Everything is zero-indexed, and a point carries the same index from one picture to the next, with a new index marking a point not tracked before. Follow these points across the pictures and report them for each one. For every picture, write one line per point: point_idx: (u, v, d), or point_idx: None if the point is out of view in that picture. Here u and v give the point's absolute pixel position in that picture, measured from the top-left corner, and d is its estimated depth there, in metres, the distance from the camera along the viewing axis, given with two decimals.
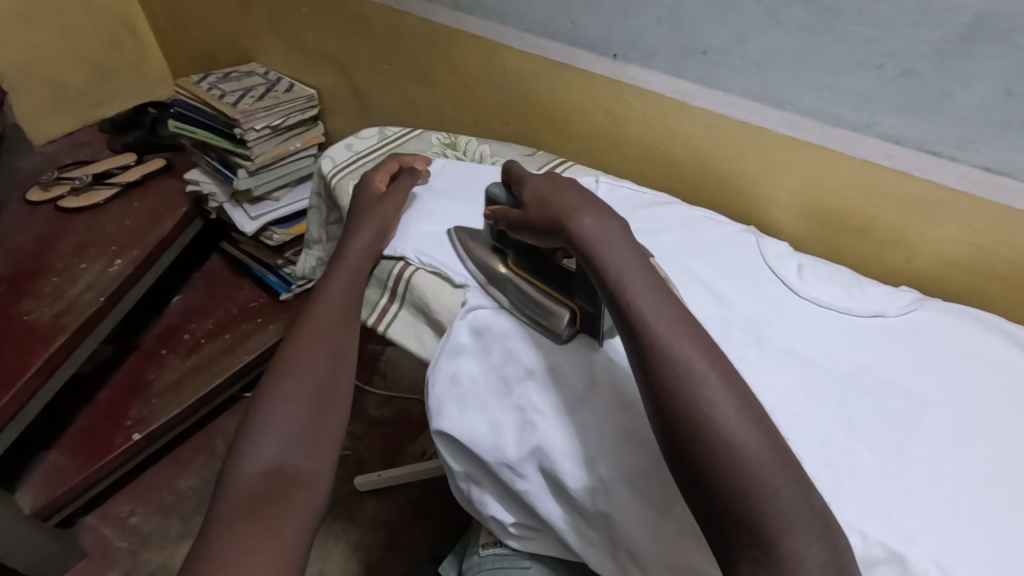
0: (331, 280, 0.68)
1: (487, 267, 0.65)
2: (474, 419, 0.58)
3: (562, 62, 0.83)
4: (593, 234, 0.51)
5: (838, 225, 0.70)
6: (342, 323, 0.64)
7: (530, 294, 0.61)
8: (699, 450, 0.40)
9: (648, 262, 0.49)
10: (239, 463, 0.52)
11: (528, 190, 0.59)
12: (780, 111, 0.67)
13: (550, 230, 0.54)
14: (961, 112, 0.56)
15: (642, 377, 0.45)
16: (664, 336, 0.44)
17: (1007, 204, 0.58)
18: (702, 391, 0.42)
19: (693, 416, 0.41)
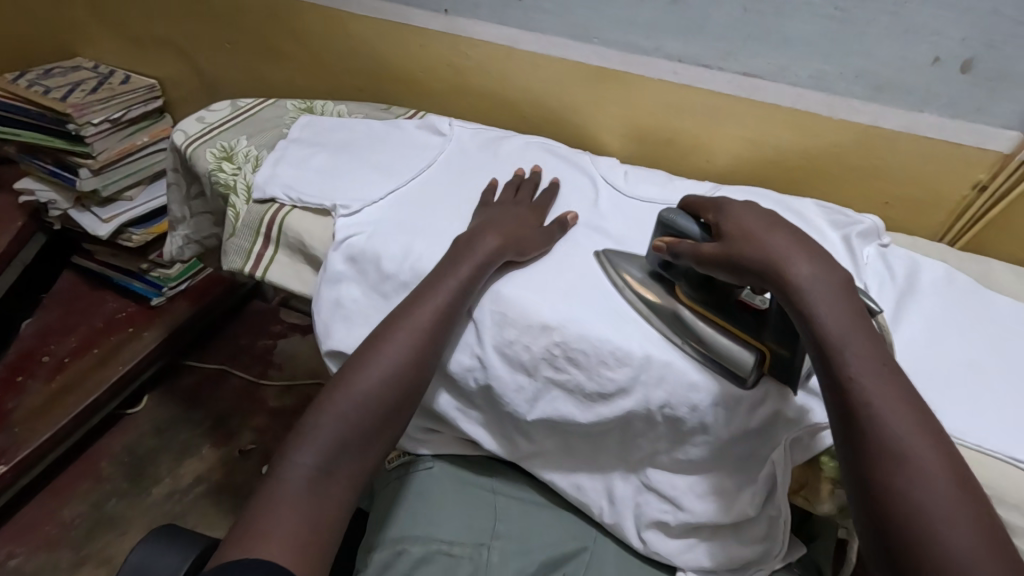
0: (445, 274, 0.61)
1: (655, 299, 0.60)
2: (359, 335, 0.64)
3: (404, 24, 0.89)
4: (814, 289, 0.49)
5: (651, 140, 0.84)
6: (437, 324, 0.59)
7: (707, 331, 0.56)
8: (913, 543, 0.40)
9: (875, 335, 0.47)
10: (295, 451, 0.54)
11: (731, 220, 0.55)
12: (589, 46, 0.79)
13: (756, 275, 0.52)
14: (715, 30, 0.70)
15: (853, 447, 0.44)
16: (886, 415, 0.44)
17: (762, 101, 0.74)
18: (930, 487, 0.42)
19: (909, 508, 0.41)
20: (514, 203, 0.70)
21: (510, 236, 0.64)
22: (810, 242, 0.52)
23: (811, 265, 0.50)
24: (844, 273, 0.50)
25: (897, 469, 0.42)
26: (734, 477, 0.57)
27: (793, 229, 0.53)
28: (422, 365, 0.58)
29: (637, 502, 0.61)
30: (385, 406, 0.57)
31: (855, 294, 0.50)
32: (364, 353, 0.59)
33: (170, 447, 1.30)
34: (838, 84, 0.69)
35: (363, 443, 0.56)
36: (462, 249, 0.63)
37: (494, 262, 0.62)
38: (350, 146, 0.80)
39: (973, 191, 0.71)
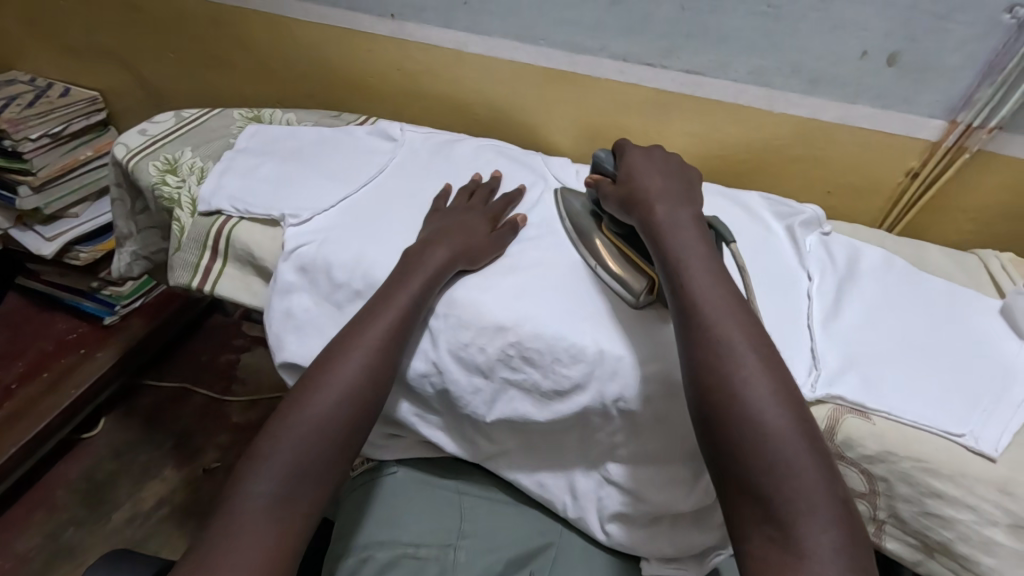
0: (396, 288, 0.60)
1: (581, 228, 0.67)
2: (312, 345, 0.63)
3: (351, 30, 0.88)
4: (665, 220, 0.57)
5: (601, 138, 0.85)
6: (390, 338, 0.58)
7: (614, 256, 0.63)
8: (726, 410, 0.45)
9: (710, 253, 0.54)
10: (250, 479, 0.52)
11: (625, 168, 0.64)
12: (536, 47, 0.79)
13: (630, 207, 0.60)
14: (657, 30, 0.72)
15: (683, 339, 0.50)
16: (708, 308, 0.50)
17: (706, 97, 0.75)
18: (743, 364, 0.46)
19: (726, 382, 0.46)
20: (466, 208, 0.70)
21: (463, 241, 0.64)
22: (674, 185, 0.61)
23: (664, 204, 0.58)
24: (696, 210, 0.59)
25: (715, 350, 0.47)
26: (691, 467, 0.58)
27: (666, 177, 0.62)
28: (378, 380, 0.57)
29: (599, 495, 0.62)
30: (343, 427, 0.55)
31: (702, 226, 0.57)
32: (318, 373, 0.56)
33: (130, 470, 1.26)
34: (775, 79, 0.71)
35: (324, 468, 0.54)
36: (415, 260, 0.62)
37: (448, 273, 0.62)
38: (298, 154, 0.79)
39: (907, 177, 0.74)
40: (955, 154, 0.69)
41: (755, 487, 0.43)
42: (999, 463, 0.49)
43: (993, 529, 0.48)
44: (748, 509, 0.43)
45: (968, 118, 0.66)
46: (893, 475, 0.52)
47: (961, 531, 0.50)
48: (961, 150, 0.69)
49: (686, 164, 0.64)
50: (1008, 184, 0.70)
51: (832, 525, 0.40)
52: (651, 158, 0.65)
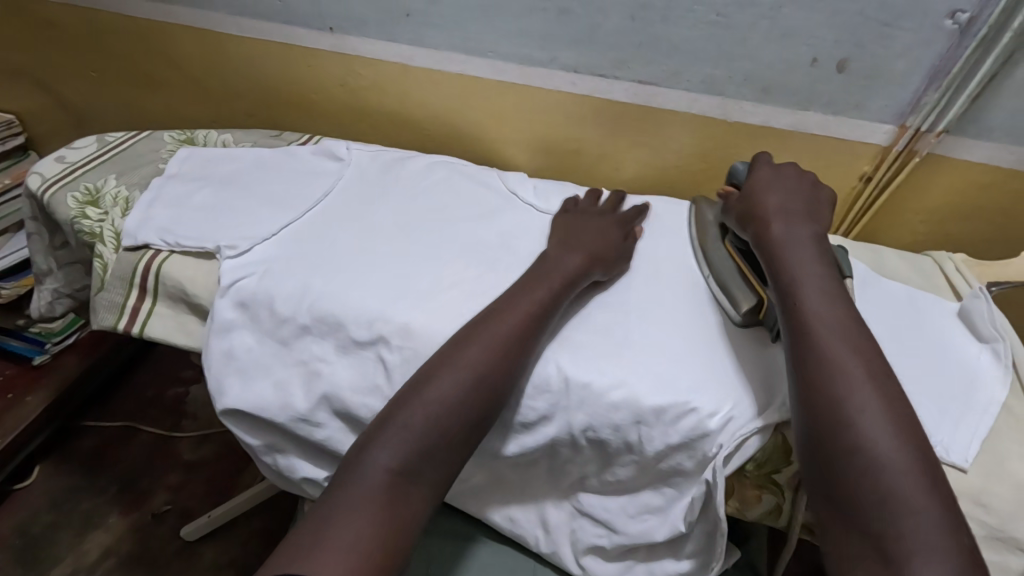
0: (533, 284, 0.58)
1: (704, 238, 0.65)
2: (257, 388, 0.59)
3: (289, 45, 0.83)
4: (782, 239, 0.55)
5: (556, 151, 0.83)
6: (526, 327, 0.54)
7: (730, 272, 0.61)
8: (841, 450, 0.43)
9: (835, 283, 0.51)
10: (375, 446, 0.48)
11: (755, 177, 0.61)
12: (485, 59, 0.76)
13: (748, 221, 0.58)
14: (607, 39, 0.70)
15: (793, 368, 0.48)
16: (834, 340, 0.47)
17: (659, 106, 0.74)
18: (857, 389, 0.45)
19: (836, 407, 0.44)
20: (594, 214, 0.68)
21: (595, 247, 0.62)
22: (796, 204, 0.57)
23: (784, 223, 0.55)
24: (818, 228, 0.55)
25: (835, 386, 0.45)
26: (664, 493, 0.55)
27: (792, 193, 0.59)
28: (510, 372, 0.52)
29: (573, 527, 0.59)
30: (468, 417, 0.50)
31: (825, 248, 0.54)
32: (450, 349, 0.53)
33: (71, 521, 1.13)
34: (728, 88, 0.70)
35: (447, 453, 0.49)
36: (551, 264, 0.60)
37: (585, 275, 0.60)
38: (237, 179, 0.74)
39: (861, 182, 0.74)
40: (905, 159, 0.70)
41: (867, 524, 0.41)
42: (970, 472, 0.49)
43: None
44: (854, 546, 0.41)
45: (917, 123, 0.66)
46: None
47: None
48: (911, 153, 0.69)
49: (817, 183, 0.60)
50: (957, 184, 0.71)
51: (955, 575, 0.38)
52: (779, 174, 0.61)
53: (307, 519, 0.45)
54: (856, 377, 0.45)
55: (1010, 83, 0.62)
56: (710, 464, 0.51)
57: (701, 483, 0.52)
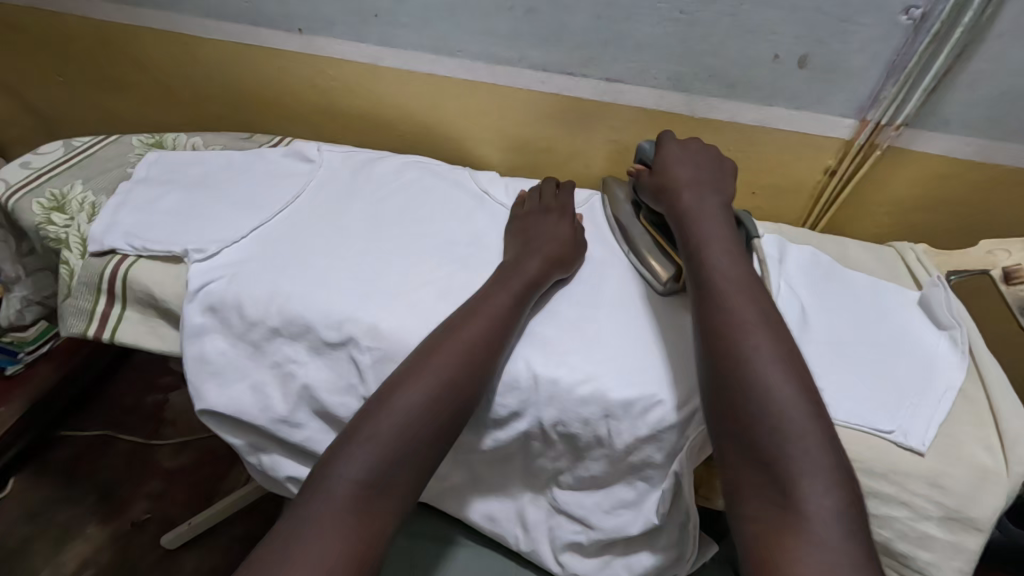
0: (496, 290, 0.58)
1: (621, 218, 0.68)
2: (230, 391, 0.59)
3: (257, 47, 0.82)
4: (690, 207, 0.60)
5: (530, 150, 0.83)
6: (488, 333, 0.54)
7: (649, 246, 0.64)
8: (732, 378, 0.46)
9: (738, 246, 0.56)
10: (340, 459, 0.48)
11: (668, 150, 0.66)
12: (455, 59, 0.76)
13: (661, 194, 0.63)
14: (575, 38, 0.70)
15: (698, 317, 0.52)
16: (732, 290, 0.51)
17: (628, 104, 0.75)
18: (750, 326, 0.48)
19: (730, 342, 0.48)
20: (543, 208, 0.69)
21: (553, 249, 0.63)
22: (703, 176, 0.63)
23: (692, 191, 0.61)
24: (722, 198, 0.61)
25: (729, 327, 0.49)
26: (636, 487, 0.56)
27: (699, 167, 0.64)
28: (479, 379, 0.52)
29: (550, 525, 0.60)
30: (437, 425, 0.50)
31: (728, 215, 0.59)
32: (418, 357, 0.53)
33: (47, 532, 1.12)
34: (694, 84, 0.71)
35: (415, 462, 0.49)
36: (511, 270, 0.60)
37: (546, 280, 0.60)
38: (206, 183, 0.73)
39: (826, 176, 0.76)
40: (867, 152, 0.72)
41: (759, 448, 0.43)
42: (927, 455, 0.50)
43: (927, 523, 0.49)
44: (747, 472, 0.43)
45: (877, 117, 0.68)
46: None
47: (897, 528, 0.49)
48: (873, 146, 0.71)
49: (722, 157, 0.65)
50: (919, 176, 0.73)
51: (828, 489, 0.41)
52: (688, 150, 0.66)
53: (273, 537, 0.44)
54: (748, 320, 0.49)
55: (965, 76, 0.63)
56: (677, 457, 0.52)
57: (670, 476, 0.53)
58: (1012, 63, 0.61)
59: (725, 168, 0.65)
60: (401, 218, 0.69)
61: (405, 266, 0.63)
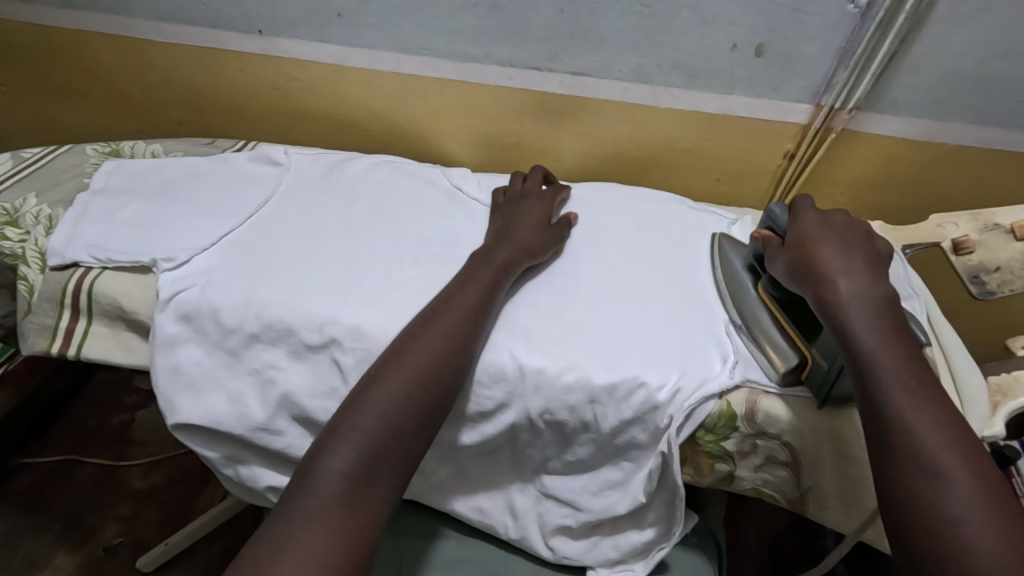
0: (468, 279, 0.58)
1: (735, 290, 0.60)
2: (208, 401, 0.57)
3: (216, 50, 0.80)
4: (849, 295, 0.49)
5: (498, 145, 0.84)
6: (463, 321, 0.55)
7: (766, 328, 0.55)
8: (937, 543, 0.39)
9: (919, 360, 0.46)
10: (326, 453, 0.47)
11: (806, 226, 0.56)
12: (421, 57, 0.76)
13: (800, 274, 0.53)
14: (541, 33, 0.71)
15: (876, 451, 0.43)
16: (913, 411, 0.43)
17: (594, 97, 0.76)
18: (949, 473, 0.40)
19: (929, 497, 0.40)
20: (523, 194, 0.69)
21: (527, 239, 0.63)
22: (853, 252, 0.53)
23: (846, 273, 0.51)
24: (883, 283, 0.51)
25: (919, 460, 0.41)
26: (622, 468, 0.57)
27: (845, 241, 0.54)
28: (458, 365, 0.53)
29: (539, 511, 0.61)
30: (421, 414, 0.50)
31: (893, 302, 0.50)
32: (396, 349, 0.53)
33: (11, 565, 1.06)
34: (657, 76, 0.73)
35: (403, 452, 0.49)
36: (481, 260, 0.60)
37: (518, 268, 0.61)
38: (170, 190, 0.71)
39: (785, 160, 0.79)
40: (823, 135, 0.75)
41: None
42: None
43: None
44: None
45: (831, 101, 0.71)
46: (812, 447, 0.54)
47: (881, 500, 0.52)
48: (828, 130, 0.74)
49: (870, 232, 0.56)
50: (871, 157, 0.76)
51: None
52: (830, 220, 0.56)
53: (264, 531, 0.44)
54: (939, 454, 0.41)
55: (908, 61, 0.67)
56: (665, 436, 0.53)
57: (657, 454, 0.54)
58: (951, 47, 0.65)
59: (876, 245, 0.55)
60: (374, 218, 0.69)
61: (382, 265, 0.63)
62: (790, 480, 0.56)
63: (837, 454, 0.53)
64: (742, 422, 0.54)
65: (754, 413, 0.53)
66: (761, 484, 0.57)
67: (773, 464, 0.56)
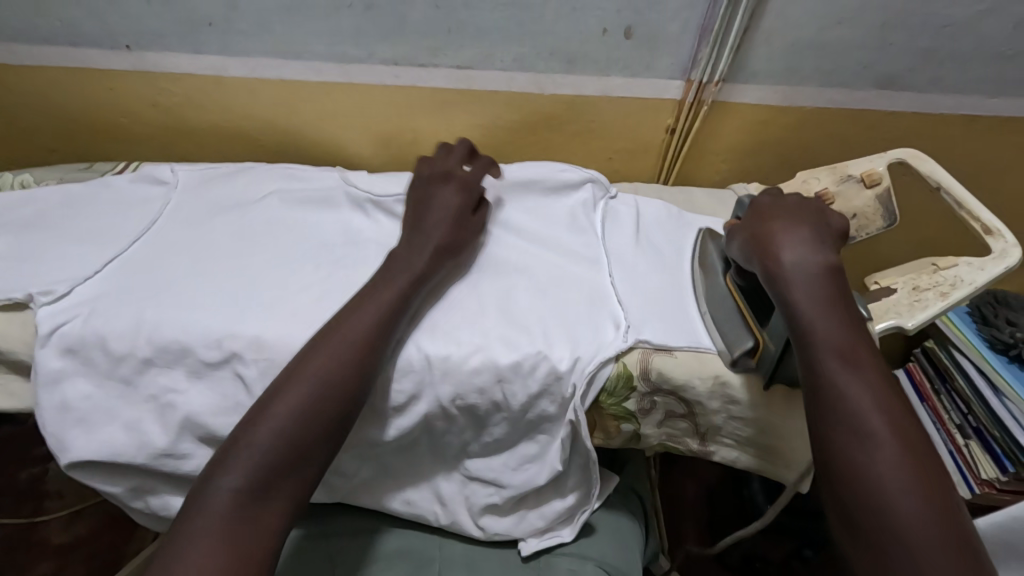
0: (376, 285, 0.57)
1: (709, 277, 0.64)
2: (103, 434, 0.55)
3: (82, 69, 0.76)
4: (795, 269, 0.51)
5: (395, 143, 0.85)
6: (372, 332, 0.54)
7: (731, 312, 0.59)
8: (856, 493, 0.43)
9: (853, 328, 0.49)
10: (219, 469, 0.47)
11: (766, 204, 0.59)
12: (303, 61, 0.75)
13: (752, 256, 0.55)
14: (419, 29, 0.72)
15: (812, 412, 0.47)
16: (841, 374, 0.47)
17: (482, 88, 0.78)
18: (874, 433, 0.44)
19: (853, 453, 0.44)
20: (435, 176, 0.66)
21: (453, 227, 0.62)
22: (803, 232, 0.54)
23: (793, 244, 0.53)
24: (830, 258, 0.53)
25: (862, 447, 0.44)
26: (538, 441, 0.59)
27: (801, 220, 0.55)
28: (360, 378, 0.52)
29: (465, 495, 0.62)
30: (318, 427, 0.50)
31: (838, 284, 0.51)
32: (295, 367, 0.52)
33: None
34: (537, 63, 0.75)
35: (297, 464, 0.49)
36: (395, 261, 0.60)
37: (434, 269, 0.60)
38: (41, 221, 0.67)
39: (667, 134, 0.84)
40: (697, 108, 0.80)
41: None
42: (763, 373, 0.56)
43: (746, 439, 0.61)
44: None
45: (699, 75, 0.76)
46: (705, 395, 0.57)
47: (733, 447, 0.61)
48: (701, 103, 0.79)
49: (824, 209, 0.57)
50: (742, 125, 0.83)
51: None
52: (785, 203, 0.58)
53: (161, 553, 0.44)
54: (866, 413, 0.45)
55: (760, 32, 0.72)
56: (571, 406, 0.56)
57: (566, 424, 0.57)
58: (793, 18, 0.71)
59: (831, 220, 0.56)
60: (270, 226, 0.68)
61: (280, 273, 0.63)
62: (690, 430, 0.60)
63: (728, 399, 0.57)
64: (638, 380, 0.57)
65: (648, 372, 0.57)
66: (666, 439, 0.61)
67: (674, 417, 0.60)
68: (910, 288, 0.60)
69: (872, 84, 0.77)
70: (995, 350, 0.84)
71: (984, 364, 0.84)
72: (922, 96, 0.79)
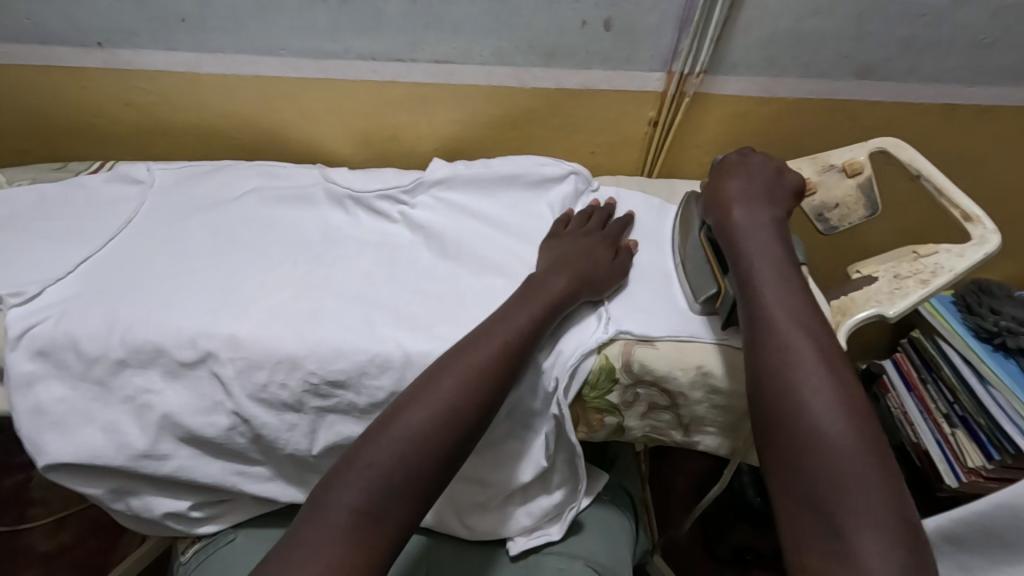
0: (512, 307, 0.56)
1: (685, 232, 0.66)
2: (80, 436, 0.54)
3: (54, 68, 0.75)
4: (742, 220, 0.58)
5: (376, 139, 0.84)
6: (497, 359, 0.52)
7: (702, 262, 0.62)
8: (776, 404, 0.47)
9: (788, 268, 0.54)
10: (339, 483, 0.47)
11: (731, 165, 0.64)
12: (279, 58, 0.74)
13: (710, 209, 0.62)
14: (396, 24, 0.71)
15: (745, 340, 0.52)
16: (772, 303, 0.52)
17: (461, 82, 0.77)
18: (797, 353, 0.49)
19: (780, 375, 0.48)
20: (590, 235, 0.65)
21: (583, 271, 0.60)
22: (755, 189, 0.61)
23: (743, 209, 0.59)
24: (777, 215, 0.59)
25: (787, 369, 0.48)
26: (524, 437, 0.59)
27: (756, 179, 0.62)
28: (478, 400, 0.50)
29: (451, 492, 0.62)
30: (442, 448, 0.48)
31: (782, 234, 0.57)
32: (433, 374, 0.51)
33: None
34: (517, 57, 0.75)
35: (415, 488, 0.47)
36: (536, 286, 0.58)
37: (573, 300, 0.58)
38: (14, 222, 0.66)
39: (650, 127, 0.83)
40: (678, 100, 0.79)
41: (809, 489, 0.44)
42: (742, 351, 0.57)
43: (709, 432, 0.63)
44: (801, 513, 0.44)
45: (680, 68, 0.75)
46: (687, 386, 0.57)
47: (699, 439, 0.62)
48: (682, 95, 0.79)
49: (783, 168, 0.63)
50: (723, 116, 0.82)
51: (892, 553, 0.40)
52: (749, 163, 0.64)
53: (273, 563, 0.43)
54: (790, 336, 0.50)
55: (740, 23, 0.72)
56: (555, 400, 0.55)
57: (551, 419, 0.56)
58: (772, 8, 0.70)
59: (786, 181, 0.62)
60: (247, 224, 0.67)
61: (258, 271, 0.62)
62: (673, 422, 0.60)
63: (710, 391, 0.57)
64: (620, 372, 0.57)
65: (630, 364, 0.56)
66: (649, 431, 0.61)
67: (657, 410, 0.59)
68: (891, 276, 0.60)
69: (852, 74, 0.77)
70: (979, 338, 0.85)
71: (969, 352, 0.84)
72: (902, 86, 0.79)
